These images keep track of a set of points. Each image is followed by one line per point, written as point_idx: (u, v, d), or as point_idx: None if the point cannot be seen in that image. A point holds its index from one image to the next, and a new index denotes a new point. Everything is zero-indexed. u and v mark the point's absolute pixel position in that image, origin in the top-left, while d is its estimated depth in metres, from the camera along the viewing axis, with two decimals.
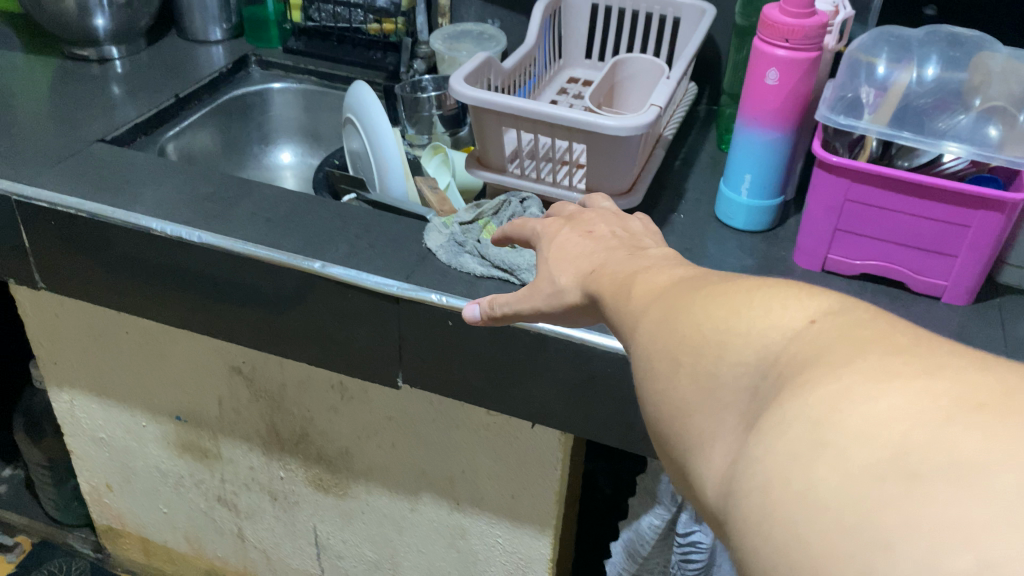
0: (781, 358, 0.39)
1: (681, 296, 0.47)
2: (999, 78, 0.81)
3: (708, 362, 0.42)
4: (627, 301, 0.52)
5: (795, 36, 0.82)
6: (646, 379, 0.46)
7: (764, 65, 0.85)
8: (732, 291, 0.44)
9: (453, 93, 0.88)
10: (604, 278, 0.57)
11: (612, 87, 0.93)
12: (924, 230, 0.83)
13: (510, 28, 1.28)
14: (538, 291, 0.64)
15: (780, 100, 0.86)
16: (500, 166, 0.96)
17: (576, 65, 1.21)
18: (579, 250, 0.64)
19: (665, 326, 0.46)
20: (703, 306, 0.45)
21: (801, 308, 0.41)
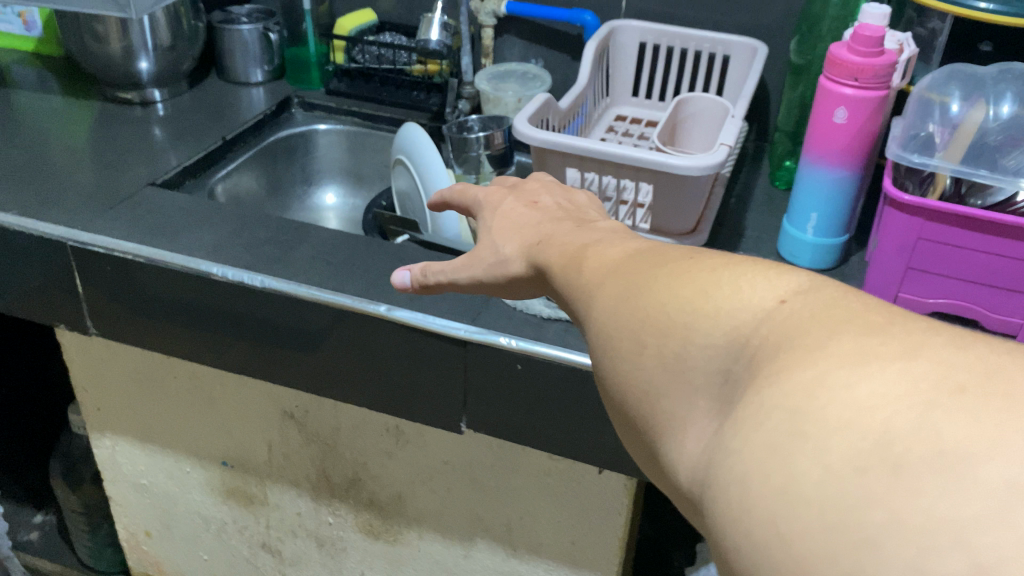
0: (753, 341, 0.37)
1: (639, 272, 0.45)
2: None
3: (675, 344, 0.40)
4: (581, 280, 0.50)
5: (864, 74, 0.83)
6: (609, 358, 0.44)
7: (831, 104, 0.85)
8: (698, 270, 0.42)
9: (519, 135, 0.88)
10: (551, 253, 0.56)
11: (674, 126, 0.93)
12: (999, 268, 0.82)
13: (554, 67, 1.28)
14: (479, 260, 0.63)
15: (848, 138, 0.86)
16: None
17: (623, 103, 1.22)
18: (518, 221, 0.63)
19: (624, 305, 0.44)
20: (667, 285, 0.43)
21: (773, 287, 0.39)
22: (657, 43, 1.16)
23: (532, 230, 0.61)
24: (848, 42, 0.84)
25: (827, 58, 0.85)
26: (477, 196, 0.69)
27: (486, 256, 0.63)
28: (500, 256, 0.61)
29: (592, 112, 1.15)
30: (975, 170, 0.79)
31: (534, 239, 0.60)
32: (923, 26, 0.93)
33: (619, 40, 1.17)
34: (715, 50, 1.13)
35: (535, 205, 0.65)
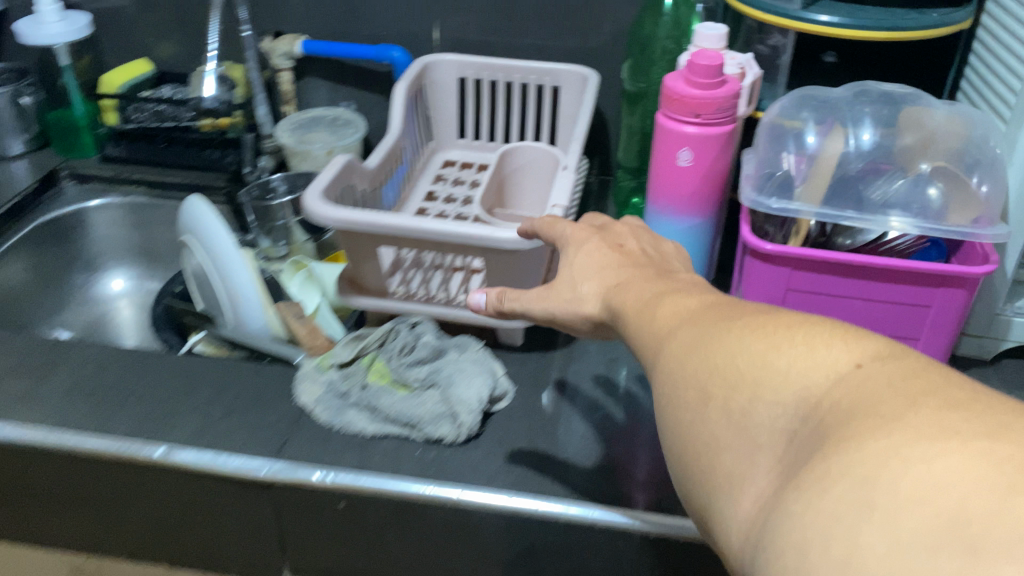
0: (822, 403, 0.34)
1: (712, 322, 0.42)
2: (938, 139, 0.72)
3: (744, 398, 0.37)
4: (651, 333, 0.47)
5: (706, 109, 0.71)
6: (670, 404, 0.42)
7: (674, 144, 0.74)
8: (768, 327, 0.39)
9: (312, 216, 0.71)
10: (624, 305, 0.51)
11: (501, 182, 0.80)
12: (878, 315, 0.73)
13: (368, 110, 1.13)
14: (557, 295, 0.58)
15: (696, 182, 0.75)
16: (381, 288, 0.78)
17: (451, 146, 1.08)
18: (605, 264, 0.57)
19: (694, 354, 0.41)
20: (737, 338, 0.39)
21: (847, 350, 0.36)
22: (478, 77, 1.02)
23: (613, 276, 0.56)
24: (685, 73, 0.72)
25: (662, 93, 0.73)
26: (566, 226, 0.63)
27: (569, 294, 0.57)
28: (576, 298, 0.57)
29: (414, 160, 1.01)
30: (840, 210, 0.69)
31: (616, 282, 0.55)
32: (763, 43, 0.82)
33: (435, 78, 1.02)
34: (542, 81, 1.01)
35: (620, 249, 0.60)
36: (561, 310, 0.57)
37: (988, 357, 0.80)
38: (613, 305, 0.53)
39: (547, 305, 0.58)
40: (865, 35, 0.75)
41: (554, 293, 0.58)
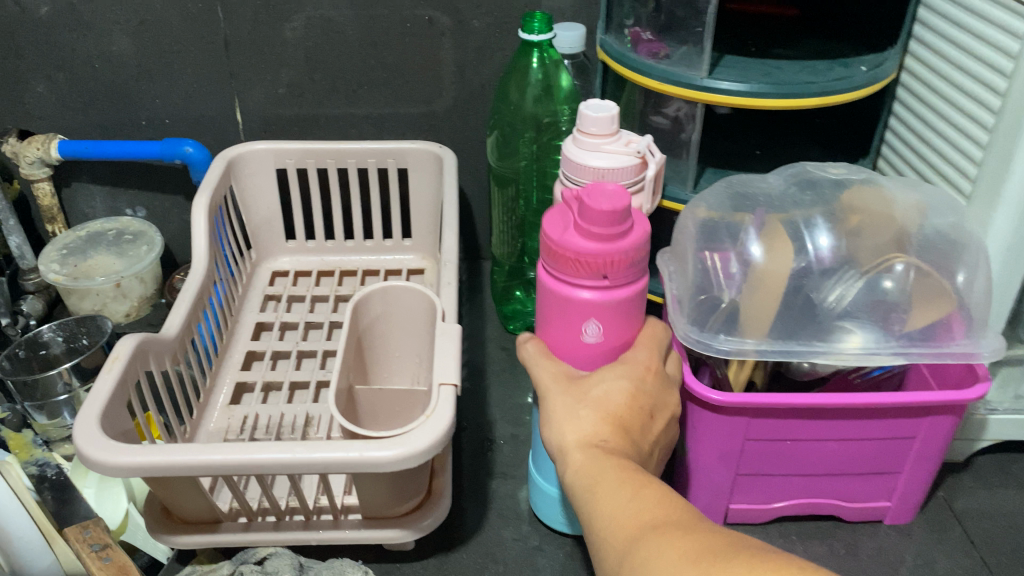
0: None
1: (712, 541, 0.33)
2: (887, 229, 0.57)
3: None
4: (625, 521, 0.37)
5: (614, 269, 0.48)
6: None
7: (573, 315, 0.50)
8: (773, 566, 0.31)
9: (91, 466, 0.47)
10: (604, 459, 0.41)
11: (357, 342, 0.60)
12: (855, 453, 0.59)
13: (165, 215, 0.88)
14: (562, 393, 0.48)
15: (607, 358, 0.52)
16: (210, 516, 0.56)
17: (276, 253, 0.85)
18: (625, 438, 0.45)
19: (692, 568, 0.32)
20: (738, 570, 0.31)
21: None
22: (301, 166, 0.80)
23: (614, 436, 0.44)
24: (575, 215, 0.48)
25: (544, 245, 0.49)
26: (648, 350, 0.51)
27: (574, 397, 0.47)
28: (573, 411, 0.46)
29: (234, 285, 0.78)
30: (809, 344, 0.54)
31: (600, 439, 0.44)
32: (661, 114, 0.68)
33: (244, 172, 0.78)
34: (384, 165, 0.80)
35: (641, 416, 0.46)
36: (554, 405, 0.47)
37: (960, 459, 0.69)
38: (583, 456, 0.43)
39: (552, 381, 0.49)
40: (790, 103, 0.60)
41: (564, 389, 0.48)
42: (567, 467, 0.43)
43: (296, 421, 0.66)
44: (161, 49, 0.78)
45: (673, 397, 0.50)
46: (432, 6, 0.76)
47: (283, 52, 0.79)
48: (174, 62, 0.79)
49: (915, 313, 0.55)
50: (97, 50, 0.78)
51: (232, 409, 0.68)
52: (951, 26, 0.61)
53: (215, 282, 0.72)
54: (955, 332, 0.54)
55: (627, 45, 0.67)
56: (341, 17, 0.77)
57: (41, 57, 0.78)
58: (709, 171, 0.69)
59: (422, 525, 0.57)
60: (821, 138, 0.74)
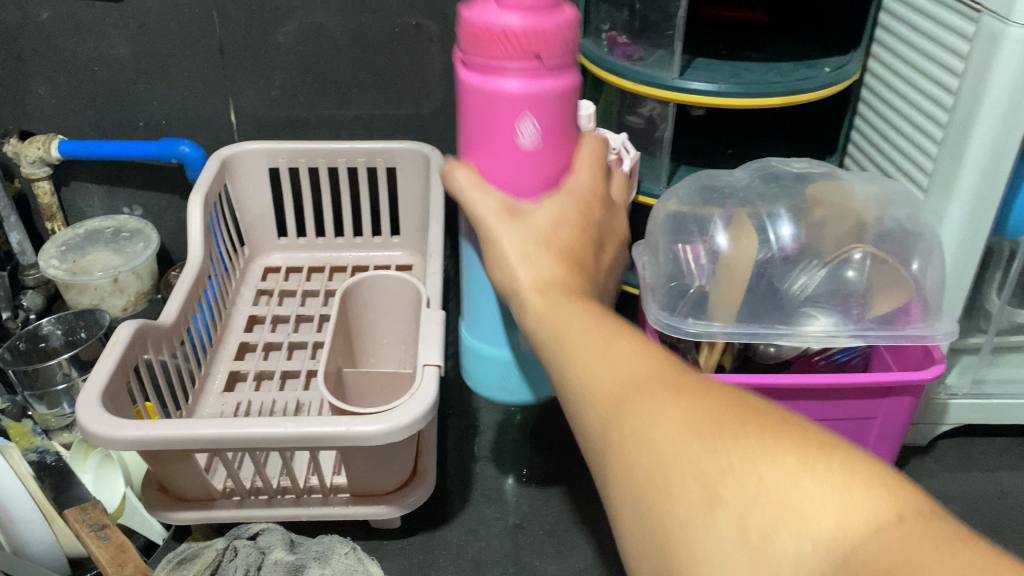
0: (861, 551, 0.22)
1: (713, 399, 0.28)
2: (846, 223, 0.61)
3: (764, 514, 0.24)
4: (609, 382, 0.32)
5: (547, 47, 0.45)
6: (639, 485, 0.28)
7: (506, 115, 0.47)
8: (794, 437, 0.26)
9: (95, 440, 0.50)
10: (566, 302, 0.38)
11: (345, 329, 0.63)
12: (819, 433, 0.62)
13: (160, 213, 0.91)
14: (512, 223, 0.44)
15: (542, 164, 0.49)
16: (205, 494, 0.59)
17: (268, 250, 0.88)
18: (582, 258, 0.42)
19: (692, 436, 0.27)
20: (755, 441, 0.26)
21: (886, 492, 0.23)
22: (293, 165, 0.83)
23: (576, 274, 0.40)
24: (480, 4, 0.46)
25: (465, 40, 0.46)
26: (591, 174, 0.49)
27: (528, 232, 0.43)
28: (528, 241, 0.42)
29: (228, 279, 0.81)
30: (772, 326, 0.56)
31: (559, 279, 0.40)
32: (636, 114, 0.72)
33: (237, 171, 0.81)
34: (372, 164, 0.83)
35: (593, 250, 0.44)
36: (509, 246, 0.42)
37: (923, 444, 0.72)
38: (542, 295, 0.39)
39: (499, 217, 0.44)
40: (757, 101, 0.64)
41: (514, 222, 0.44)
42: (525, 311, 0.39)
43: (287, 406, 0.69)
44: (158, 53, 0.81)
45: (619, 225, 0.49)
46: (419, 12, 0.80)
47: (276, 56, 0.82)
48: (171, 65, 0.82)
49: (872, 298, 0.58)
50: (96, 54, 0.81)
51: (226, 396, 0.71)
52: (908, 30, 0.65)
53: (210, 275, 0.75)
54: (913, 316, 0.57)
55: (603, 48, 0.71)
56: (332, 22, 0.80)
57: (42, 60, 0.81)
58: (682, 169, 0.74)
59: (407, 501, 0.60)
60: (789, 138, 0.77)
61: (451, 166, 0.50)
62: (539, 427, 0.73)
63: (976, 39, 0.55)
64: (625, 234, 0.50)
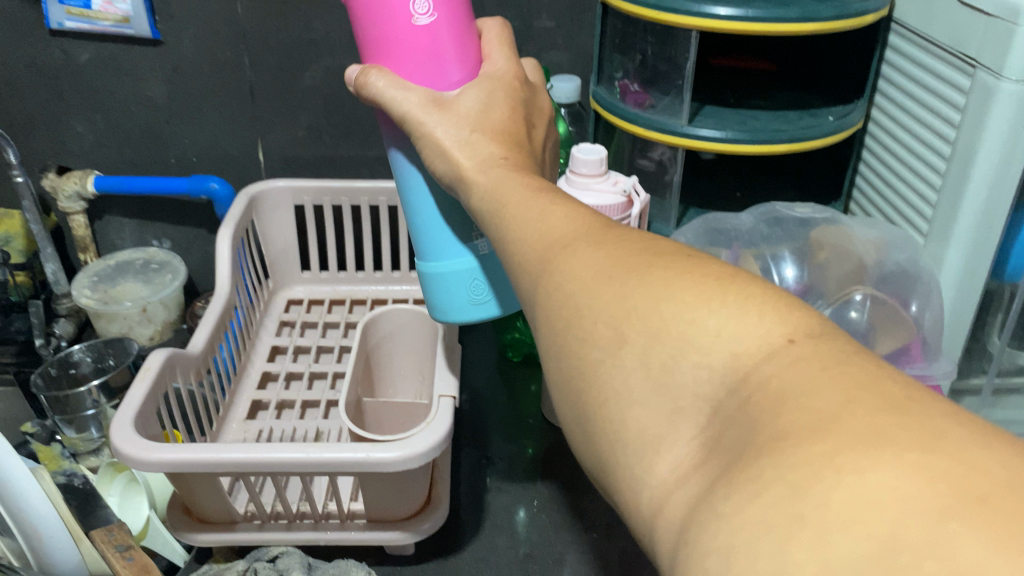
0: (753, 377, 0.22)
1: (628, 245, 0.29)
2: (846, 263, 0.63)
3: (666, 350, 0.24)
4: (538, 242, 0.32)
5: None
6: (557, 338, 0.28)
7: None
8: (699, 273, 0.26)
9: (127, 461, 0.52)
10: (511, 178, 0.37)
11: (366, 359, 0.66)
12: None
13: (189, 246, 0.95)
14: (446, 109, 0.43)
15: (449, 49, 0.45)
16: (227, 518, 0.61)
17: (292, 282, 0.91)
18: (515, 129, 0.42)
19: (604, 282, 0.27)
20: (662, 280, 0.26)
21: (779, 317, 0.23)
22: (319, 203, 0.86)
23: (521, 154, 0.41)
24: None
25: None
26: (505, 57, 0.47)
27: (460, 120, 0.42)
28: (464, 130, 0.42)
29: (253, 310, 0.84)
30: None
31: (500, 155, 0.40)
32: (647, 158, 0.75)
33: (265, 207, 0.85)
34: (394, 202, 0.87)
35: (527, 129, 0.44)
36: (444, 135, 0.42)
37: None
38: (485, 172, 0.39)
39: (424, 109, 0.43)
40: (765, 147, 0.67)
41: (440, 111, 0.43)
42: (472, 190, 0.39)
43: (307, 434, 0.72)
44: (191, 95, 0.85)
45: (545, 100, 0.48)
46: None
47: (304, 99, 0.85)
48: (204, 106, 0.86)
49: (869, 326, 0.60)
50: (133, 94, 0.85)
51: (248, 424, 0.73)
52: (908, 81, 0.68)
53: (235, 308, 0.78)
54: (914, 356, 0.58)
55: (616, 96, 0.74)
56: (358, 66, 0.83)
57: (82, 99, 0.85)
58: (691, 211, 0.77)
59: (420, 527, 0.62)
60: (799, 182, 0.80)
61: (359, 71, 0.45)
62: (549, 458, 0.75)
63: (971, 93, 0.58)
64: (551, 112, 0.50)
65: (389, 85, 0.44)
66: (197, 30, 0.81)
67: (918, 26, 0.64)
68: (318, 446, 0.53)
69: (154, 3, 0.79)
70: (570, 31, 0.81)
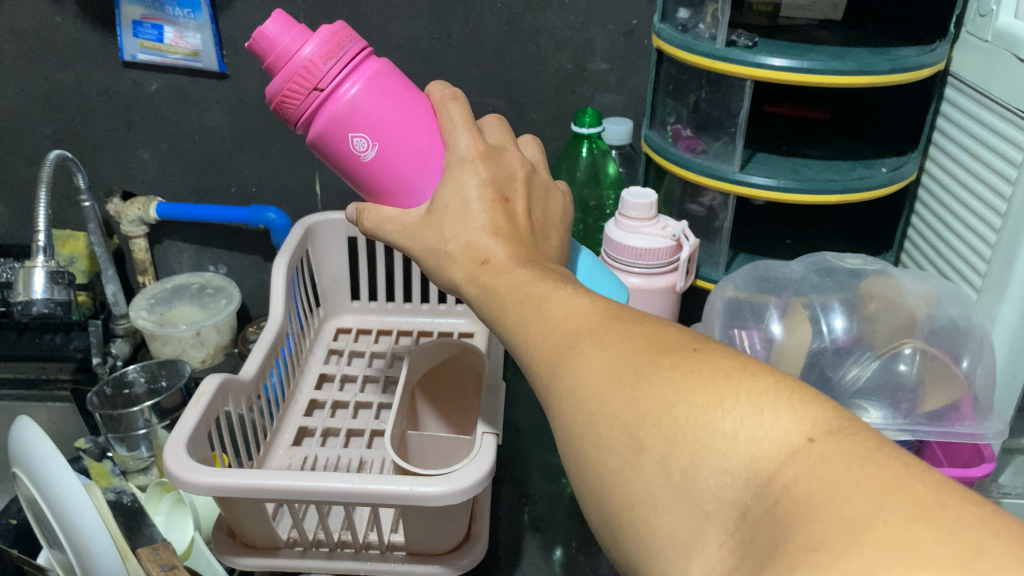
0: (778, 480, 0.24)
1: (633, 345, 0.31)
2: (895, 314, 0.63)
3: (684, 457, 0.27)
4: (547, 339, 0.34)
5: (312, 75, 0.44)
6: (575, 442, 0.31)
7: (338, 147, 0.46)
8: (708, 370, 0.28)
9: (179, 484, 0.54)
10: (498, 286, 0.38)
11: (411, 393, 0.67)
12: None
13: (243, 272, 0.98)
14: (428, 220, 0.44)
15: (404, 161, 0.46)
16: (270, 543, 0.62)
17: (342, 311, 0.93)
18: (477, 223, 0.42)
19: (618, 385, 0.30)
20: (672, 382, 0.28)
21: (797, 414, 0.25)
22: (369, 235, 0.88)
23: (503, 246, 0.40)
24: (264, 64, 0.46)
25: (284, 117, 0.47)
26: (465, 133, 0.45)
27: (437, 231, 0.43)
28: (440, 245, 0.43)
29: (303, 337, 0.85)
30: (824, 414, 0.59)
31: (481, 259, 0.40)
32: (696, 203, 0.76)
33: (318, 239, 0.87)
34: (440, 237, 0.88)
35: (504, 206, 0.42)
36: (428, 245, 0.43)
37: None
38: (473, 283, 0.40)
39: (405, 236, 0.45)
40: (814, 198, 0.67)
41: (417, 229, 0.44)
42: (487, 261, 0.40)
43: (351, 463, 0.73)
44: (253, 126, 0.88)
45: (516, 162, 0.45)
46: (497, 97, 0.83)
47: None
48: (264, 137, 0.88)
49: (918, 380, 0.60)
50: (198, 125, 0.88)
51: (293, 450, 0.75)
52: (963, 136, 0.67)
53: (286, 335, 0.79)
54: (964, 413, 0.57)
55: (668, 141, 0.75)
56: None
57: (149, 128, 0.89)
58: (740, 256, 0.77)
59: (458, 562, 0.62)
60: (848, 231, 0.80)
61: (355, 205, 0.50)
62: None
63: None
64: (528, 165, 0.46)
65: (372, 221, 0.47)
66: (263, 64, 0.83)
67: (975, 81, 0.64)
68: (362, 477, 0.54)
69: (223, 38, 0.82)
70: (623, 74, 0.82)
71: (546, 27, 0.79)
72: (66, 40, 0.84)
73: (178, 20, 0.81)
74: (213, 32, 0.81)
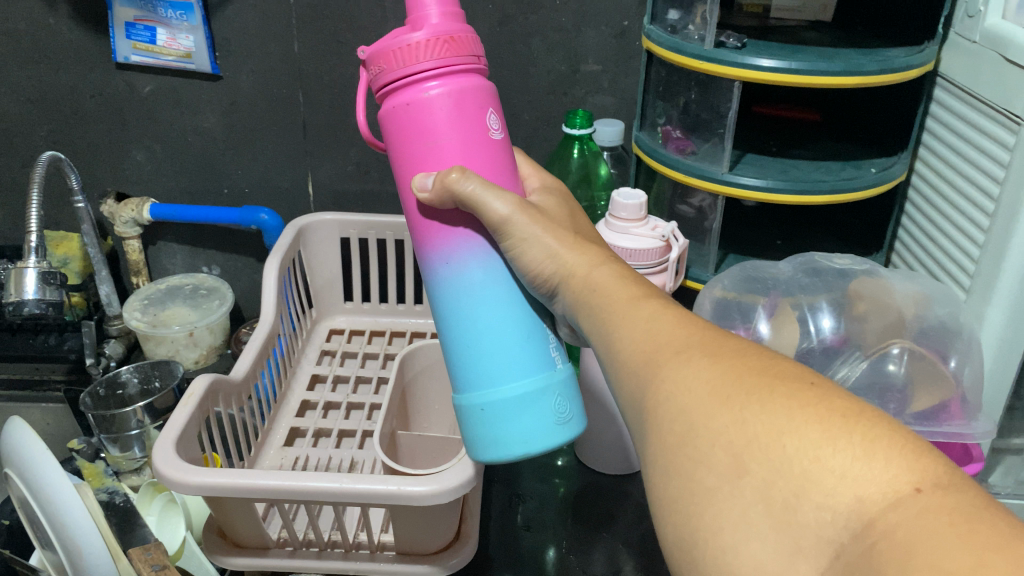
0: (879, 524, 0.25)
1: (739, 367, 0.32)
2: (880, 313, 0.63)
3: (788, 487, 0.27)
4: (653, 344, 0.36)
5: (478, 45, 0.48)
6: (669, 451, 0.31)
7: (478, 110, 0.47)
8: (826, 407, 0.28)
9: (167, 482, 0.54)
10: (608, 279, 0.42)
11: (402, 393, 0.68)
12: None
13: (235, 273, 0.98)
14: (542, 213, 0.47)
15: (511, 161, 0.50)
16: (259, 542, 0.62)
17: (335, 312, 0.93)
18: (593, 238, 0.48)
19: (725, 404, 0.30)
20: (785, 410, 0.29)
21: (907, 462, 0.26)
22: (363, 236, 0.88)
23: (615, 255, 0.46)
24: (422, 11, 0.46)
25: (414, 63, 0.46)
26: (535, 174, 0.54)
27: (555, 226, 0.46)
28: (566, 234, 0.46)
29: (295, 337, 0.85)
30: None
31: (607, 255, 0.45)
32: (686, 204, 0.77)
33: (310, 241, 0.87)
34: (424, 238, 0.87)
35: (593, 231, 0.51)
36: (544, 235, 0.45)
37: None
38: (598, 269, 0.43)
39: (522, 211, 0.45)
40: (803, 198, 0.67)
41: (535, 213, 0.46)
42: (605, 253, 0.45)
43: (342, 463, 0.73)
44: (246, 128, 0.88)
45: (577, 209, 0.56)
46: None
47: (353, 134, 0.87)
48: (258, 139, 0.89)
49: (903, 380, 0.60)
50: (191, 125, 0.88)
51: (285, 450, 0.75)
52: (952, 138, 0.67)
53: (277, 336, 0.79)
54: (953, 413, 0.57)
55: (658, 142, 0.75)
56: None
57: (142, 129, 0.89)
58: (730, 258, 0.77)
59: (448, 561, 0.62)
60: (838, 232, 0.81)
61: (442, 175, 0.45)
62: (580, 499, 0.75)
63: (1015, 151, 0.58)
64: None
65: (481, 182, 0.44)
66: (256, 66, 0.84)
67: (963, 81, 0.65)
68: (352, 477, 0.54)
69: (216, 40, 0.83)
70: (616, 77, 0.82)
71: (539, 29, 0.79)
72: (58, 41, 0.84)
73: (171, 22, 0.81)
74: (206, 34, 0.81)
